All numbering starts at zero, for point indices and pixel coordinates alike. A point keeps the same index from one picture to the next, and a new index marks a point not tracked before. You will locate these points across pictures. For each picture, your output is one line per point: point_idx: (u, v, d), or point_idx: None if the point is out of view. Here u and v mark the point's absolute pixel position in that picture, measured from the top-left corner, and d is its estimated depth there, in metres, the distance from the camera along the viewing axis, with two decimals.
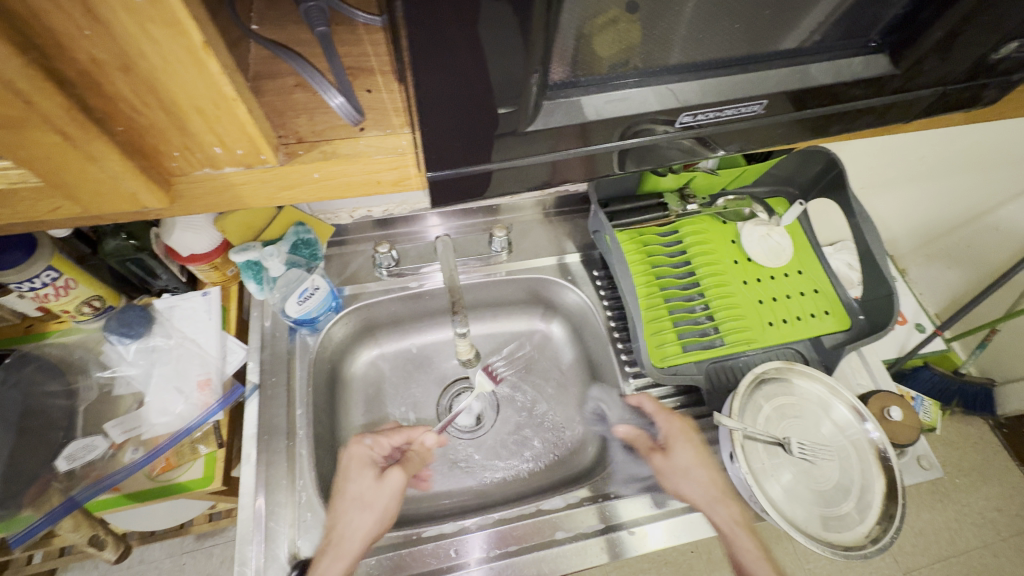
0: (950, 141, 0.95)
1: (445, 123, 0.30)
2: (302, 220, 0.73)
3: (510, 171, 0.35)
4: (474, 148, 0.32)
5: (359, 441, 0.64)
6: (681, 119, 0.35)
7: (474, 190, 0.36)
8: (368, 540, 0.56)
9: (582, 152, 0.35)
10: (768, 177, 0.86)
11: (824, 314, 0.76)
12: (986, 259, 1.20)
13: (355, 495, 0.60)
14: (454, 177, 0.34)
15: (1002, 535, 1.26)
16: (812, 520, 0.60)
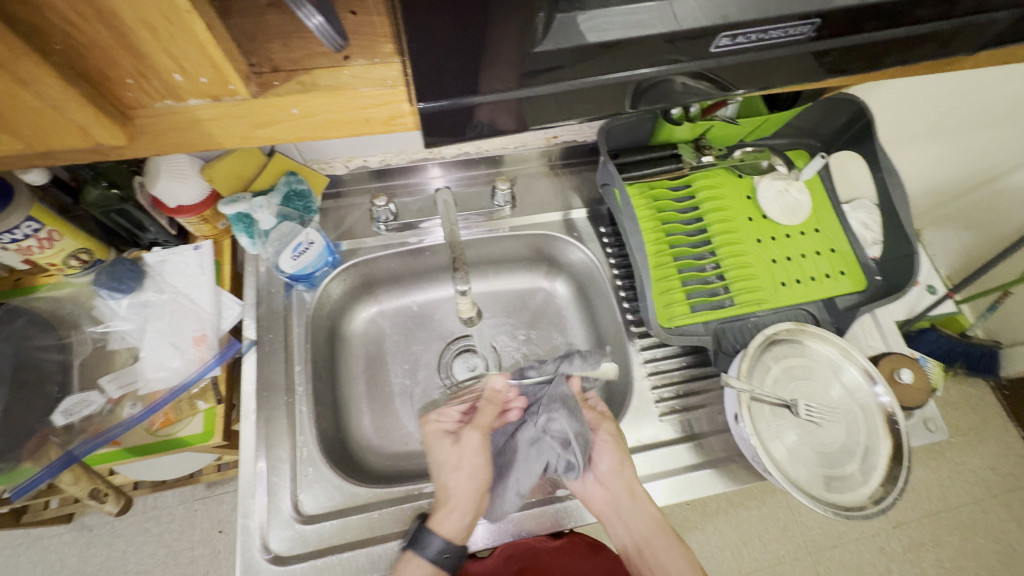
0: (986, 91, 0.89)
1: (446, 42, 0.26)
2: (293, 170, 0.69)
3: (520, 107, 0.31)
4: (480, 75, 0.29)
5: (428, 418, 0.65)
6: (717, 42, 0.30)
7: (476, 129, 0.32)
8: (475, 494, 0.59)
9: (595, 83, 0.31)
10: (789, 129, 0.80)
11: (839, 275, 0.74)
12: (1002, 222, 1.16)
13: (442, 463, 0.61)
14: (453, 109, 0.30)
15: (992, 492, 1.29)
16: (816, 482, 0.60)
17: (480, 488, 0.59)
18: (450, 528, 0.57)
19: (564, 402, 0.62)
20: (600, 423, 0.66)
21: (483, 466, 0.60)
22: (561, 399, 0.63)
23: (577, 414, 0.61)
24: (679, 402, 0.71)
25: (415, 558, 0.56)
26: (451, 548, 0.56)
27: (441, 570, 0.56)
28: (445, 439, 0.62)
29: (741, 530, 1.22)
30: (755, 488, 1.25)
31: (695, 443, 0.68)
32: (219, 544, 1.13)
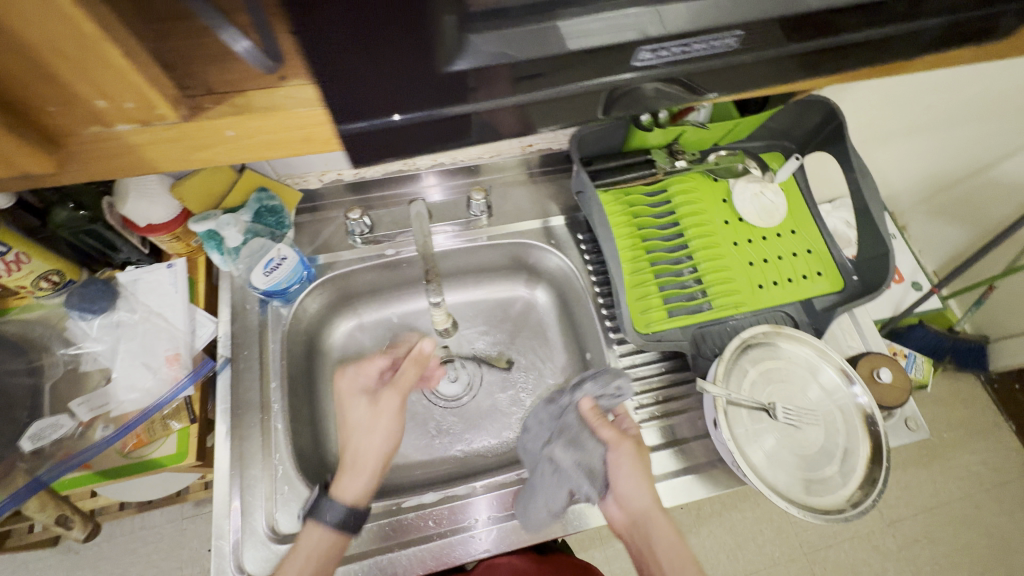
0: (959, 87, 0.92)
1: (368, 62, 0.26)
2: (264, 185, 0.68)
3: (464, 123, 0.31)
4: (407, 90, 0.28)
5: (344, 374, 0.63)
6: (640, 56, 0.30)
7: (417, 142, 0.32)
8: (382, 458, 0.60)
9: (525, 99, 0.31)
10: (764, 131, 0.80)
11: (816, 276, 0.74)
12: (989, 215, 1.16)
13: (354, 422, 0.61)
14: (373, 130, 0.30)
15: (984, 487, 1.29)
16: (794, 485, 0.59)
17: (388, 452, 0.60)
18: (355, 492, 0.58)
19: (569, 432, 0.62)
20: (617, 444, 0.61)
21: (398, 431, 0.61)
22: (564, 429, 0.62)
23: (580, 439, 0.61)
24: (659, 407, 0.71)
25: (314, 528, 0.55)
26: (355, 514, 0.57)
27: (344, 536, 0.57)
28: (359, 399, 0.62)
29: (735, 533, 1.21)
30: (748, 489, 1.24)
31: (677, 448, 0.68)
32: (208, 563, 1.12)
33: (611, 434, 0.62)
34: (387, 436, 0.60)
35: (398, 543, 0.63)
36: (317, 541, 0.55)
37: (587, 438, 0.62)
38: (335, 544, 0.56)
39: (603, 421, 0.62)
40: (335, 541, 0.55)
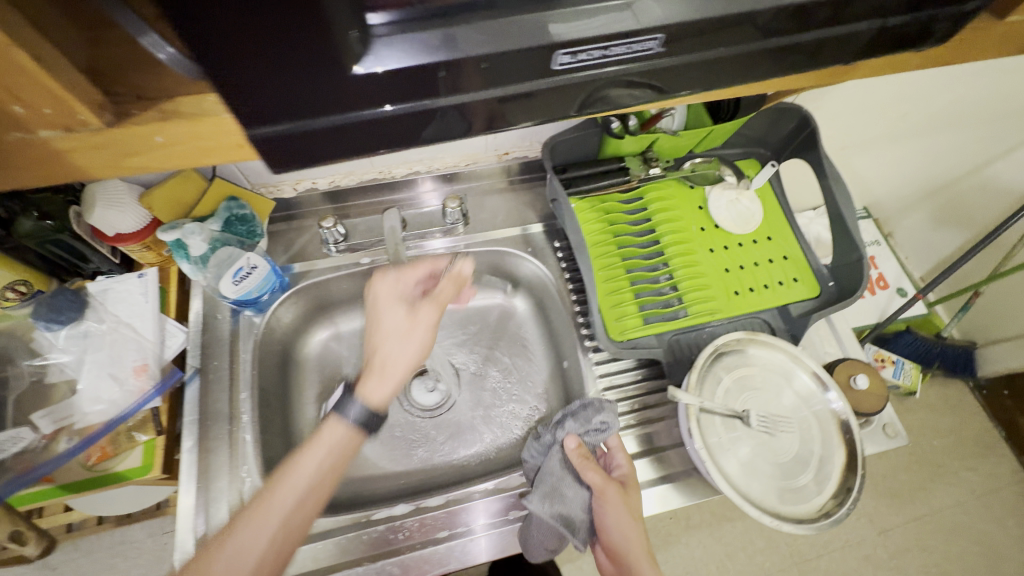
0: (933, 96, 0.93)
1: (273, 73, 0.26)
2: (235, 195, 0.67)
3: (393, 125, 0.32)
4: (321, 96, 0.28)
5: (385, 279, 0.64)
6: (558, 58, 0.30)
7: (348, 145, 0.32)
8: (412, 366, 0.61)
9: (443, 104, 0.31)
10: (740, 138, 0.81)
11: (792, 283, 0.74)
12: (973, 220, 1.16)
13: (389, 328, 0.62)
14: (297, 133, 0.30)
15: (975, 494, 1.28)
16: (770, 494, 0.59)
17: (417, 363, 0.61)
18: (384, 393, 0.59)
19: (548, 482, 0.59)
20: (601, 491, 0.57)
21: (429, 343, 0.63)
22: (542, 481, 0.59)
23: (559, 489, 0.58)
24: (635, 416, 0.70)
25: (337, 422, 0.57)
26: (375, 415, 0.58)
27: (362, 435, 0.58)
28: (397, 306, 0.63)
29: (726, 543, 1.20)
30: None
31: (655, 457, 0.68)
32: None
33: (597, 480, 0.58)
34: (419, 346, 0.61)
35: (369, 555, 0.62)
36: (326, 449, 0.56)
37: (569, 484, 0.59)
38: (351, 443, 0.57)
39: (589, 464, 0.59)
40: (355, 437, 0.57)
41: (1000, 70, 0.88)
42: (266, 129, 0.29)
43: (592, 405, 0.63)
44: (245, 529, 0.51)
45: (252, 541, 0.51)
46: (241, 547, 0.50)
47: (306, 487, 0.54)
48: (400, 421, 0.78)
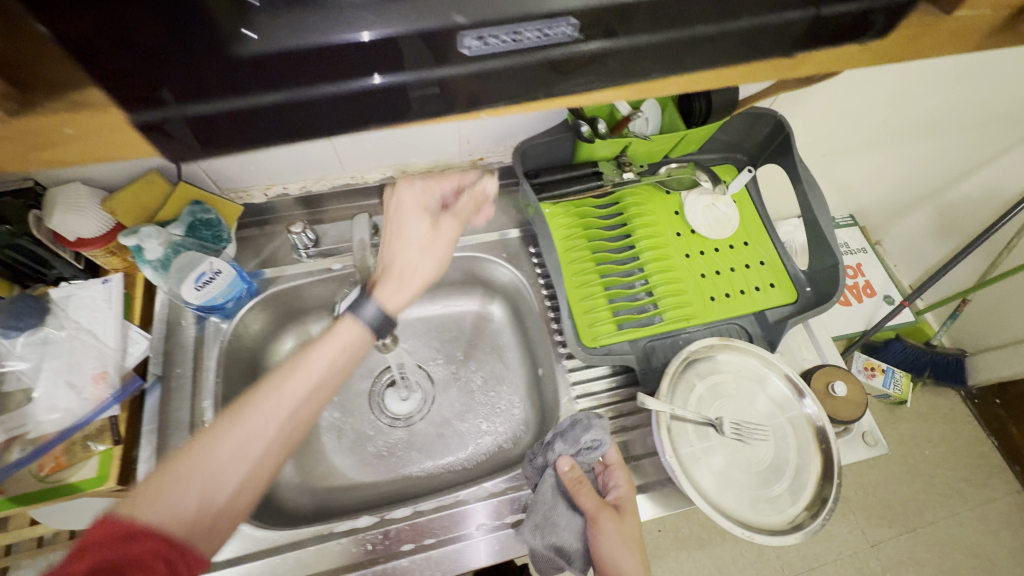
0: (916, 102, 0.89)
1: (141, 59, 0.21)
2: (199, 199, 0.66)
3: (311, 115, 0.25)
4: (212, 74, 0.23)
5: (409, 187, 0.61)
6: (466, 43, 0.24)
7: (294, 132, 0.26)
8: (430, 279, 0.61)
9: (363, 85, 0.24)
10: (716, 143, 0.80)
11: (770, 288, 0.73)
12: (964, 227, 1.19)
13: (411, 239, 0.60)
14: (192, 121, 0.24)
15: (968, 505, 1.26)
16: (743, 504, 0.57)
17: (434, 276, 0.62)
18: (402, 302, 0.59)
19: (540, 511, 0.57)
20: (596, 518, 0.55)
21: (447, 258, 0.62)
22: (534, 511, 0.57)
23: (552, 518, 0.56)
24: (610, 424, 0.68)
25: (351, 322, 0.56)
26: (391, 319, 0.59)
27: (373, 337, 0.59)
28: (420, 216, 0.61)
29: (715, 557, 1.17)
30: None
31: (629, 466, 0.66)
32: None
33: (592, 506, 0.56)
34: (437, 259, 0.61)
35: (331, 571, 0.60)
36: (339, 349, 0.55)
37: (563, 511, 0.57)
38: (362, 344, 0.57)
39: (584, 488, 0.56)
40: (367, 339, 0.57)
41: (979, 82, 0.88)
42: (188, 142, 0.25)
43: (580, 424, 0.59)
44: (250, 417, 0.48)
45: (256, 432, 0.48)
46: (243, 436, 0.47)
47: (306, 395, 0.51)
48: (373, 430, 0.76)
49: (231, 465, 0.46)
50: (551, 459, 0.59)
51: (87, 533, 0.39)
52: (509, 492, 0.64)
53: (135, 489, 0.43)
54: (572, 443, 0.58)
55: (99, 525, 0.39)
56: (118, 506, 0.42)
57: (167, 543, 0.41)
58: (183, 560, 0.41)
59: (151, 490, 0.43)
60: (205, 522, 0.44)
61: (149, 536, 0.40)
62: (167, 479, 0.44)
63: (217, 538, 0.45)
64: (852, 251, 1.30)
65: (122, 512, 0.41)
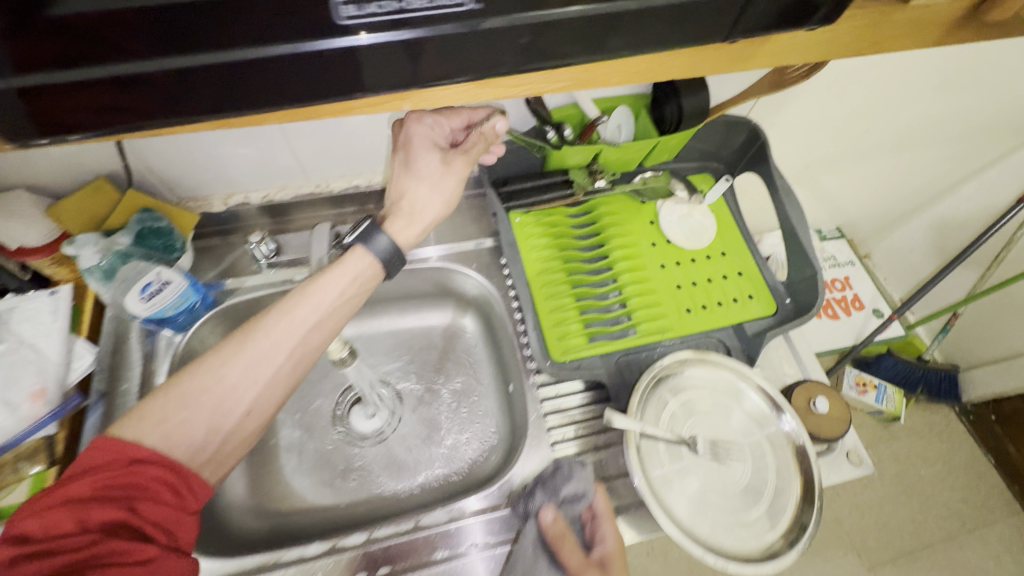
0: (895, 113, 0.85)
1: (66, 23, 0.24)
2: (150, 206, 0.64)
3: (228, 76, 0.27)
4: (125, 34, 0.25)
5: (417, 120, 0.57)
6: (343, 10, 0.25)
7: (228, 100, 0.28)
8: (440, 218, 0.58)
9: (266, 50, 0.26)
10: (692, 152, 0.78)
11: (748, 299, 0.70)
12: (950, 240, 1.17)
13: (421, 175, 0.57)
14: (116, 83, 0.26)
15: (966, 526, 1.22)
16: (718, 529, 0.54)
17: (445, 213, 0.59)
18: (411, 239, 0.57)
19: (521, 568, 0.52)
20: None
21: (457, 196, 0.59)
22: (515, 567, 0.52)
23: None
24: (582, 443, 0.64)
25: (361, 251, 0.54)
26: (400, 254, 0.56)
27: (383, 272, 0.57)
28: (429, 151, 0.57)
29: None
30: None
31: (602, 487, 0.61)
32: None
33: (576, 562, 0.50)
34: (445, 197, 0.58)
35: None
36: (349, 278, 0.53)
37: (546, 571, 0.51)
38: (372, 276, 0.55)
39: (567, 541, 0.52)
40: (375, 274, 0.55)
41: (969, 99, 0.83)
42: (138, 117, 0.28)
43: (560, 473, 0.57)
44: (258, 345, 0.48)
45: (261, 360, 0.48)
46: (248, 366, 0.48)
47: (316, 322, 0.51)
48: (335, 450, 0.72)
49: (236, 393, 0.47)
50: (535, 509, 0.56)
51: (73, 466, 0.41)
52: (472, 516, 0.60)
53: (142, 407, 0.45)
54: (556, 491, 0.56)
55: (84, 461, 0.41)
56: (123, 427, 0.43)
57: (173, 468, 0.43)
58: (189, 485, 0.43)
59: (156, 413, 0.44)
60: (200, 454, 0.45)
61: (144, 463, 0.42)
62: (173, 402, 0.45)
63: (220, 461, 0.47)
64: (838, 264, 1.28)
65: (126, 434, 0.43)
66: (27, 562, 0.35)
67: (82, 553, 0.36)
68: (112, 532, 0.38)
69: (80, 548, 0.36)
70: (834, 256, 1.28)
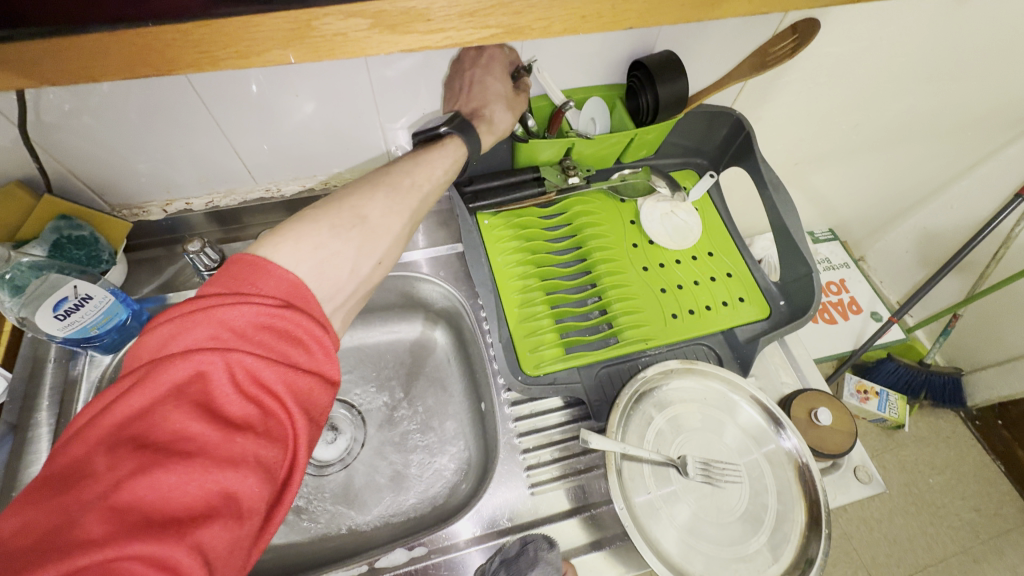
0: (884, 105, 0.81)
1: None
2: (72, 213, 0.57)
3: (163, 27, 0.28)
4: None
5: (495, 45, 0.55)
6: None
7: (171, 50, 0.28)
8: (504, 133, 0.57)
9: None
10: (673, 148, 0.73)
11: (738, 302, 0.64)
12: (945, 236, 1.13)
13: (493, 91, 0.55)
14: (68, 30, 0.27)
15: (981, 538, 1.15)
16: (712, 564, 0.47)
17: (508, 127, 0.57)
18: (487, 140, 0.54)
19: None
20: None
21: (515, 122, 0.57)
22: None
23: None
24: (559, 466, 0.57)
25: (452, 144, 0.51)
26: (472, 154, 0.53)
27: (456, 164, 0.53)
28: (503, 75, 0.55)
29: None
30: None
31: (585, 515, 0.54)
32: None
33: None
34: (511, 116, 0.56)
35: None
36: (448, 163, 0.50)
37: None
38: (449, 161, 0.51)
39: None
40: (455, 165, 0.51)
41: (964, 86, 0.78)
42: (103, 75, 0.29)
43: (524, 557, 0.48)
44: (387, 195, 0.45)
45: (391, 213, 0.45)
46: (383, 214, 0.44)
47: (418, 203, 0.47)
48: None
49: (373, 238, 0.43)
50: None
51: (198, 325, 0.32)
52: (437, 554, 0.52)
53: (291, 227, 0.39)
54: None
55: (211, 320, 0.32)
56: (265, 252, 0.37)
57: (311, 339, 0.34)
58: (322, 355, 0.35)
59: (309, 239, 0.39)
60: (328, 341, 0.36)
61: (291, 329, 0.34)
62: (323, 231, 0.40)
63: (344, 310, 0.42)
64: (833, 267, 1.23)
65: (275, 260, 0.37)
66: (160, 460, 0.27)
67: (209, 483, 0.27)
68: (240, 448, 0.29)
69: (206, 472, 0.28)
70: (829, 258, 1.22)
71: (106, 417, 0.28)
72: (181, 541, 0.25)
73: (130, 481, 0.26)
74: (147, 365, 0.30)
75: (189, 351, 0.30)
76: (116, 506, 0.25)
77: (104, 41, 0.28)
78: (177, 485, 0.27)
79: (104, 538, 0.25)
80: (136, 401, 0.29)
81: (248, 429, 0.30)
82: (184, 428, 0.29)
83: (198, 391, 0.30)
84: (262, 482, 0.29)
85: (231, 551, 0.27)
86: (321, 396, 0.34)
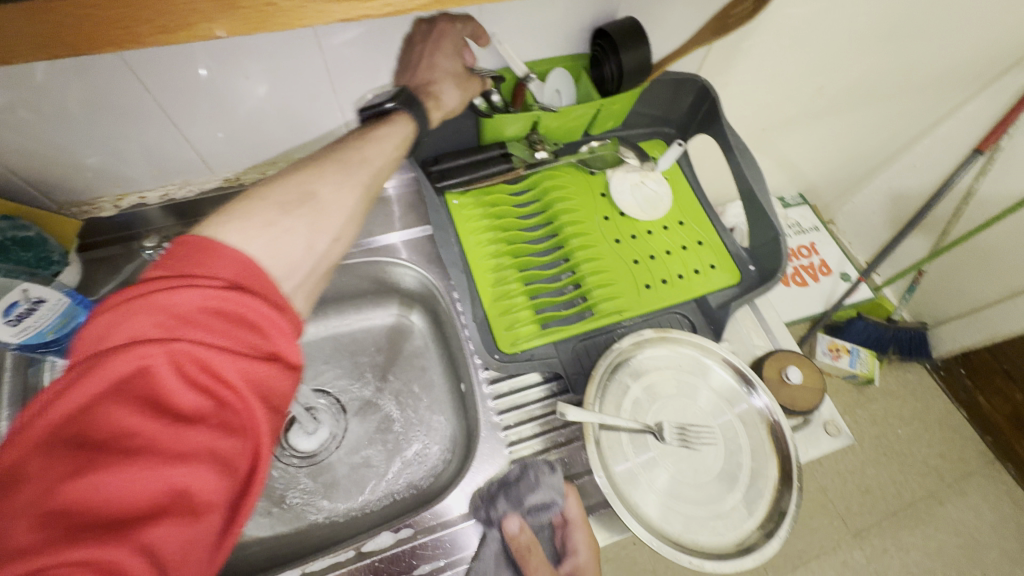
0: (847, 67, 0.81)
1: None
2: (15, 212, 0.55)
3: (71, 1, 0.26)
4: None
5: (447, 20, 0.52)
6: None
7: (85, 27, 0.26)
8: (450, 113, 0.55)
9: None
10: (640, 118, 0.73)
11: (710, 269, 0.65)
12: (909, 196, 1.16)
13: (440, 68, 0.53)
14: None
15: (946, 482, 1.21)
16: (691, 523, 0.48)
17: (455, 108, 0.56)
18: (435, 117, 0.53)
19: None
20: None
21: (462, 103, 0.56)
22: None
23: None
24: (541, 441, 0.58)
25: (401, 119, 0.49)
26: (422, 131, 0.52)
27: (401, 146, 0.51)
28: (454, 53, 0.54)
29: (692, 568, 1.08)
30: None
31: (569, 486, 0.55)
32: None
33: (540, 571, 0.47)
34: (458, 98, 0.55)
35: None
36: (400, 135, 0.49)
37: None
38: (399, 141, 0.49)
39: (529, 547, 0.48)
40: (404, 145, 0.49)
41: (923, 45, 0.79)
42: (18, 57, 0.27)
43: (525, 480, 0.50)
44: (340, 173, 0.43)
45: (349, 185, 0.43)
46: (334, 192, 0.42)
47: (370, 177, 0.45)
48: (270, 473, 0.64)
49: (326, 214, 0.41)
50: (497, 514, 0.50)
51: (139, 312, 0.30)
52: (427, 533, 0.53)
53: (241, 203, 0.38)
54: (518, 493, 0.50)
55: (153, 307, 0.30)
56: (214, 231, 0.36)
57: (263, 322, 0.33)
58: (275, 339, 0.33)
59: (261, 215, 0.38)
60: (285, 321, 0.34)
61: (239, 313, 0.32)
62: (273, 208, 0.39)
63: (305, 290, 0.41)
64: (803, 230, 1.25)
65: (224, 240, 0.35)
66: (101, 460, 0.26)
67: (156, 482, 0.27)
68: (189, 442, 0.28)
69: (152, 472, 0.27)
70: (798, 222, 1.25)
71: (44, 414, 0.27)
72: (126, 544, 0.25)
73: (69, 484, 0.25)
74: (83, 362, 0.29)
75: (130, 343, 0.29)
76: (51, 512, 0.25)
77: (13, 20, 0.25)
78: (122, 484, 0.26)
79: (41, 546, 0.24)
80: (74, 397, 0.28)
81: (199, 422, 0.29)
82: (125, 425, 0.28)
83: (141, 386, 0.29)
84: (219, 476, 0.29)
85: (187, 549, 0.27)
86: (280, 382, 0.33)
